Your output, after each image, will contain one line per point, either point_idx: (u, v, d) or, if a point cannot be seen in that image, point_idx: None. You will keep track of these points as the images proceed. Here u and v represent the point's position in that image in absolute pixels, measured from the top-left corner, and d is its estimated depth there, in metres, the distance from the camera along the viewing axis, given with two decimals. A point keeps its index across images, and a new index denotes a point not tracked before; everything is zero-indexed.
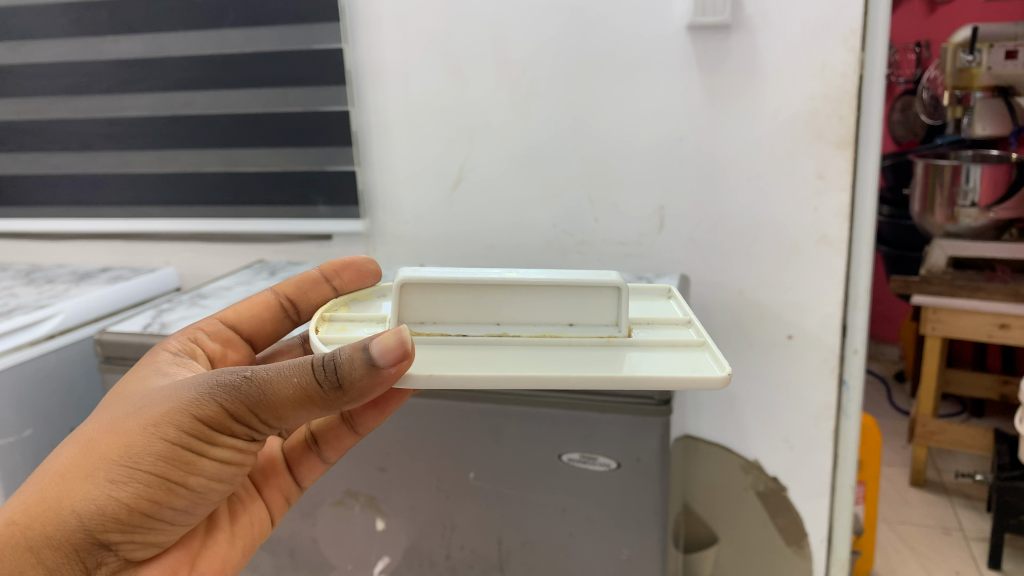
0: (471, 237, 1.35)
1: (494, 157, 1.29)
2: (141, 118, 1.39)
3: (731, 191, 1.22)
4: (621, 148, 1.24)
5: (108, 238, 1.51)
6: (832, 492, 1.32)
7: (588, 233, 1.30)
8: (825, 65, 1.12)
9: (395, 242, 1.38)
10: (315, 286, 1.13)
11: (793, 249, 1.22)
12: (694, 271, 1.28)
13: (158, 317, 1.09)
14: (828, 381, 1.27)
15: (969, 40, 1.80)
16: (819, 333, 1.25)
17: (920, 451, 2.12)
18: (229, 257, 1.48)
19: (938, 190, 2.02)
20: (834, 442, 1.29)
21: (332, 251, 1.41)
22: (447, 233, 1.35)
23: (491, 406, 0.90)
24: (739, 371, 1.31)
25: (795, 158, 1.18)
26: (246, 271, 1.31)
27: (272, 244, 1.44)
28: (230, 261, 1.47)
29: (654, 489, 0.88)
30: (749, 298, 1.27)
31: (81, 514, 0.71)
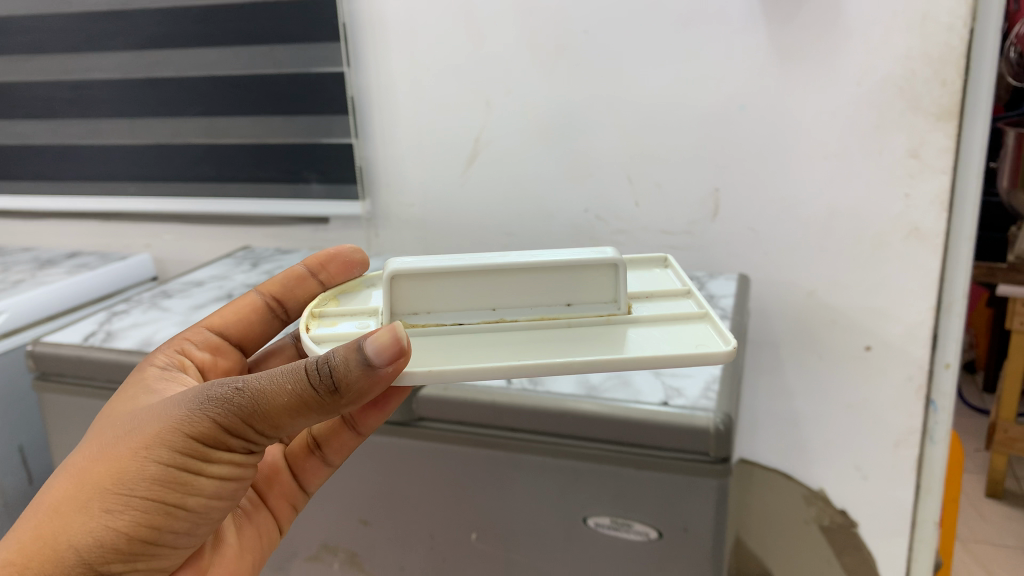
0: (488, 224, 1.15)
1: (516, 128, 1.08)
2: (110, 82, 1.20)
3: (802, 172, 1.00)
4: (669, 120, 1.03)
5: (83, 217, 1.35)
6: (913, 529, 1.11)
7: (628, 220, 1.09)
8: (927, 16, 0.89)
9: (400, 226, 1.19)
10: (301, 281, 0.93)
11: (876, 243, 1.00)
12: (754, 268, 1.07)
13: (105, 324, 0.90)
14: (912, 401, 1.05)
15: None
16: (906, 344, 1.03)
17: (998, 459, 1.89)
18: (216, 241, 1.30)
19: None
20: (918, 472, 1.08)
21: (329, 236, 1.23)
22: (461, 218, 1.16)
23: (497, 454, 0.71)
24: (803, 385, 1.10)
25: (883, 132, 0.95)
26: (228, 260, 1.13)
27: (263, 227, 1.26)
28: (217, 247, 1.30)
29: (704, 567, 0.68)
30: (820, 300, 1.06)
31: (74, 548, 0.59)
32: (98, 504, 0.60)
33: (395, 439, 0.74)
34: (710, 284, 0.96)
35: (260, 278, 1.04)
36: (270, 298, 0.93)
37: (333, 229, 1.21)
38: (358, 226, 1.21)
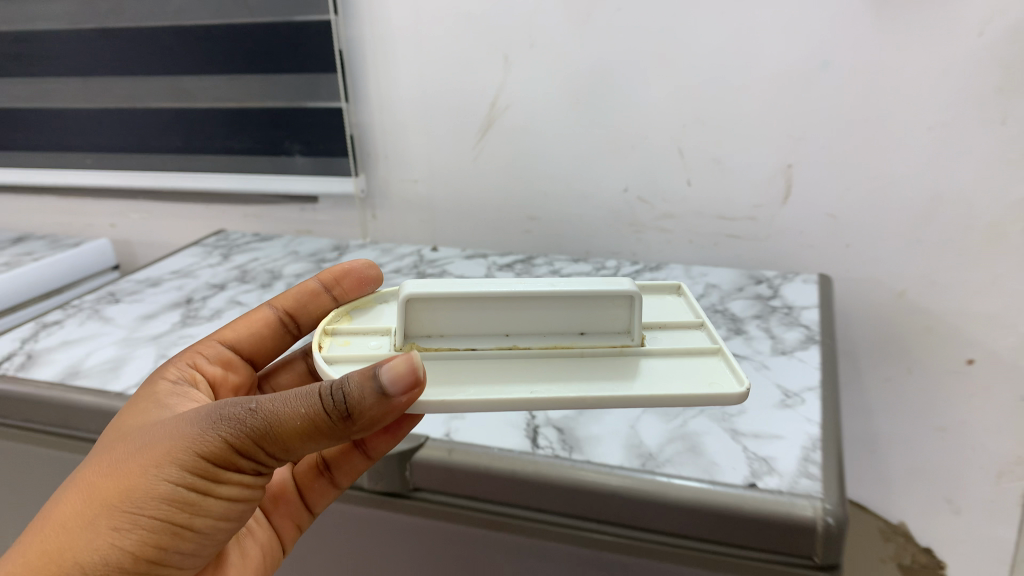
0: (509, 205, 0.96)
1: (541, 88, 0.88)
2: (53, 33, 1.00)
3: (902, 147, 0.79)
4: (733, 80, 0.81)
5: (39, 191, 1.17)
6: None
7: (678, 203, 0.90)
8: None
9: (404, 206, 1.00)
10: (313, 298, 0.71)
11: (990, 238, 0.78)
12: (834, 263, 0.88)
13: (30, 341, 0.72)
14: None
15: None
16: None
17: None
18: (193, 221, 1.12)
19: None
20: None
21: (320, 218, 1.05)
22: (475, 198, 0.97)
23: (519, 538, 0.53)
24: (886, 400, 0.92)
25: (1010, 98, 0.72)
26: (198, 248, 0.95)
27: (243, 206, 1.07)
28: (193, 227, 1.12)
29: None
30: (915, 304, 0.86)
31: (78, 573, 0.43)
32: (108, 519, 0.44)
33: (385, 511, 0.56)
34: (785, 289, 0.77)
35: (231, 275, 0.86)
36: (283, 315, 0.72)
37: (324, 209, 1.03)
38: (354, 207, 1.02)
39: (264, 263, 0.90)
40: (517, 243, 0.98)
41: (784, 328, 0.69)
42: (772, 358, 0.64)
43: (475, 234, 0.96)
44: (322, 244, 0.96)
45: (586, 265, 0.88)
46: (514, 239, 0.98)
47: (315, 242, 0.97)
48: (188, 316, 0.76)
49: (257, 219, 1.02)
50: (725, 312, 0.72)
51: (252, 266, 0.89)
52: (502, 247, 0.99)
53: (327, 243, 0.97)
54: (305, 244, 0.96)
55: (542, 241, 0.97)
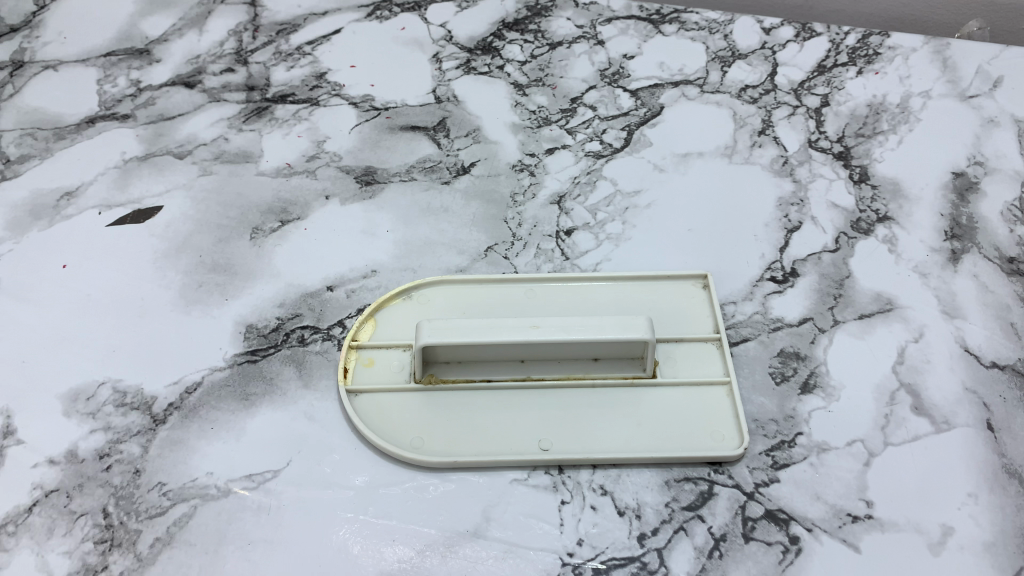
0: (493, 328, 1.03)
1: None
2: None
3: None
4: None
5: None
6: (739, 415, 1.02)
7: None
8: None
9: (350, 347, 1.10)
10: None
11: None
12: (946, 490, 0.97)
13: None
14: (739, 427, 1.01)
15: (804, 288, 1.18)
16: (960, 342, 1.12)
17: (914, 69, 1.52)
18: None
19: (873, 214, 1.28)
20: (737, 405, 1.02)
21: (209, 456, 1.01)
22: (432, 354, 1.05)
23: None
24: (692, 368, 1.07)
25: None
26: (20, 450, 1.02)
27: (24, 420, 1.05)
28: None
29: None
30: (913, 386, 1.07)
31: None
32: None
33: None
34: None
35: (99, 522, 0.96)
36: None
37: (175, 406, 1.06)
38: (174, 389, 1.08)
39: (167, 520, 0.96)
40: (493, 303, 1.16)
41: (904, 540, 0.93)
42: (911, 555, 0.92)
43: (436, 396, 1.04)
44: (296, 504, 0.97)
45: (594, 486, 0.98)
46: (478, 296, 1.17)
47: (272, 452, 1.01)
48: (67, 565, 0.93)
49: (120, 390, 1.08)
50: (727, 539, 0.94)
51: (117, 505, 0.97)
52: (462, 313, 1.15)
53: (288, 469, 1.00)
54: (236, 464, 1.00)
55: (526, 289, 1.18)
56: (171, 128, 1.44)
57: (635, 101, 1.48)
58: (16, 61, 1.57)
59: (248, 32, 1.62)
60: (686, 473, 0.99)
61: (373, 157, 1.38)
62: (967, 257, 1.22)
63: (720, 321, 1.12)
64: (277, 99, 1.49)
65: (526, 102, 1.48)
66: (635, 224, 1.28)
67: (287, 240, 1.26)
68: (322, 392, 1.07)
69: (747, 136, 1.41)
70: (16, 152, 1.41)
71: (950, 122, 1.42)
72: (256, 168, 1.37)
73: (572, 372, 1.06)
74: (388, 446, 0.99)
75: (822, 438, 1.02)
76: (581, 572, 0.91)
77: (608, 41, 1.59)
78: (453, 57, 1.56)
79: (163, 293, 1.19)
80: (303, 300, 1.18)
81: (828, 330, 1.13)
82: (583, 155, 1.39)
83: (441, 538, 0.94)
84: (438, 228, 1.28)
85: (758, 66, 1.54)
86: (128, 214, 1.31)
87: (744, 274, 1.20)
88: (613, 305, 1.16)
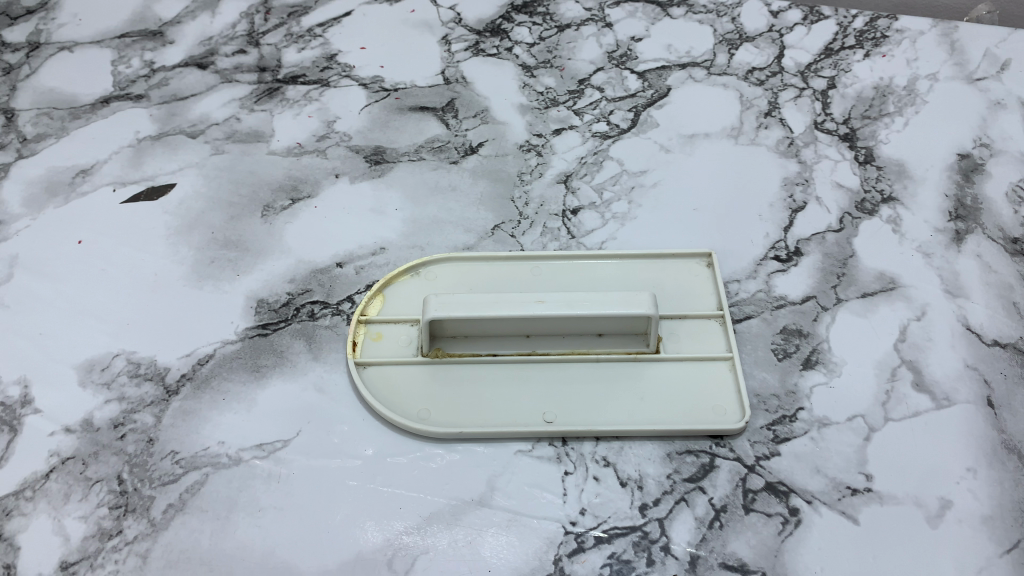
0: (499, 302, 1.03)
1: None
2: None
3: None
4: None
5: None
6: (740, 390, 1.02)
7: None
8: None
9: (359, 321, 1.11)
10: None
11: None
12: (945, 464, 0.97)
13: None
14: (740, 402, 1.01)
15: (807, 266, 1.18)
16: (962, 320, 1.11)
17: (923, 52, 1.51)
18: (11, 305, 1.17)
19: (878, 195, 1.28)
20: (738, 380, 1.03)
21: (221, 426, 1.02)
22: (439, 328, 1.05)
23: None
24: (695, 345, 1.07)
25: None
26: (37, 418, 1.03)
27: (42, 389, 1.06)
28: (9, 363, 1.10)
29: None
30: (915, 363, 1.06)
31: None
32: None
33: None
34: None
35: (114, 488, 0.97)
36: None
37: (187, 377, 1.07)
38: (187, 361, 1.09)
39: (180, 487, 0.97)
40: (499, 279, 1.16)
41: (903, 512, 0.93)
42: (909, 527, 0.92)
43: (442, 369, 1.05)
44: (303, 472, 0.98)
45: (597, 457, 0.98)
46: (484, 271, 1.17)
47: (282, 422, 1.02)
48: (82, 529, 0.94)
49: (133, 361, 1.09)
50: (728, 509, 0.94)
51: (131, 472, 0.98)
52: (469, 288, 1.15)
53: (299, 438, 1.01)
54: (246, 433, 1.01)
55: (532, 266, 1.18)
56: (184, 108, 1.45)
57: (642, 82, 1.47)
58: (32, 43, 1.58)
59: (259, 14, 1.63)
60: (688, 446, 0.99)
61: (383, 137, 1.39)
62: (970, 238, 1.21)
63: (723, 298, 1.12)
64: (288, 80, 1.50)
65: (534, 83, 1.48)
66: (641, 203, 1.28)
67: (297, 217, 1.27)
68: (334, 364, 1.08)
69: (753, 118, 1.41)
70: (33, 131, 1.43)
71: (955, 104, 1.41)
72: (267, 147, 1.38)
73: (576, 347, 1.06)
74: (395, 418, 0.99)
75: (824, 414, 1.02)
76: (583, 540, 0.92)
77: (616, 24, 1.59)
78: (463, 39, 1.56)
79: (176, 269, 1.20)
80: (313, 276, 1.19)
81: (832, 308, 1.13)
82: (590, 135, 1.39)
83: (446, 507, 0.94)
84: (445, 207, 1.28)
85: (765, 48, 1.53)
86: (143, 191, 1.32)
87: (749, 253, 1.20)
88: (617, 281, 1.16)
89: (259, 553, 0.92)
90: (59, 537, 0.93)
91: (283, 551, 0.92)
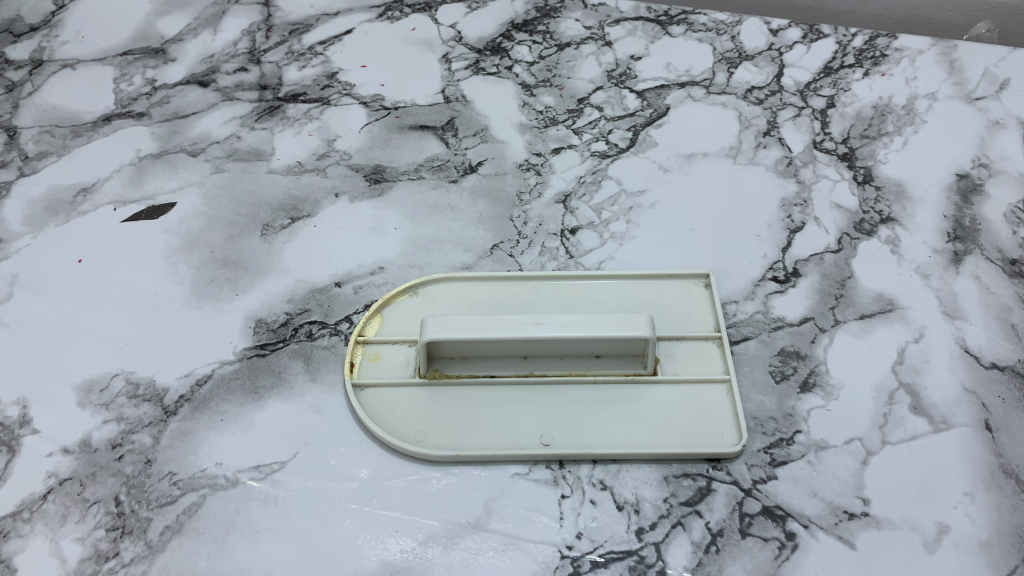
0: (495, 324, 1.03)
1: None
2: None
3: None
4: None
5: None
6: (738, 413, 1.02)
7: None
8: None
9: (357, 342, 1.11)
10: None
11: None
12: (942, 489, 0.96)
13: None
14: (738, 424, 1.01)
15: (806, 288, 1.18)
16: (960, 342, 1.11)
17: (922, 71, 1.51)
18: (11, 323, 1.17)
19: (876, 215, 1.28)
20: (737, 402, 1.02)
21: (219, 447, 1.02)
22: (437, 350, 1.05)
23: None
24: (693, 368, 1.07)
25: None
26: (35, 439, 1.03)
27: (40, 410, 1.06)
28: (8, 383, 1.10)
29: None
30: (913, 386, 1.06)
31: None
32: None
33: None
34: None
35: (111, 510, 0.97)
36: None
37: (186, 398, 1.07)
38: (186, 381, 1.09)
39: (176, 509, 0.97)
40: (497, 299, 1.16)
41: (900, 537, 0.93)
42: (906, 552, 0.91)
43: (439, 391, 1.05)
44: (300, 494, 0.98)
45: (594, 481, 0.98)
46: (482, 292, 1.17)
47: (280, 443, 1.02)
48: (79, 551, 0.94)
49: (132, 381, 1.09)
50: (725, 533, 0.94)
51: (128, 494, 0.98)
52: (467, 309, 1.15)
53: (295, 461, 1.01)
54: (244, 455, 1.01)
55: (530, 287, 1.18)
56: (185, 126, 1.46)
57: (641, 101, 1.47)
58: (35, 61, 1.59)
59: (261, 32, 1.64)
60: (685, 469, 0.99)
61: (383, 156, 1.39)
62: (970, 259, 1.21)
63: (722, 320, 1.12)
64: (289, 98, 1.50)
65: (534, 102, 1.48)
66: (640, 222, 1.28)
67: (296, 237, 1.27)
68: (331, 385, 1.08)
69: (752, 138, 1.41)
70: (35, 149, 1.43)
71: (956, 124, 1.41)
72: (268, 165, 1.38)
73: (574, 369, 1.06)
74: (392, 440, 0.99)
75: (821, 437, 1.01)
76: (579, 564, 0.91)
77: (615, 42, 1.59)
78: (463, 58, 1.56)
79: (176, 288, 1.21)
80: (312, 296, 1.19)
81: (829, 330, 1.13)
82: (589, 154, 1.39)
83: (442, 530, 0.94)
84: (445, 226, 1.28)
85: (764, 67, 1.53)
86: (143, 209, 1.32)
87: (747, 274, 1.20)
88: (615, 302, 1.16)
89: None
90: (55, 559, 0.93)
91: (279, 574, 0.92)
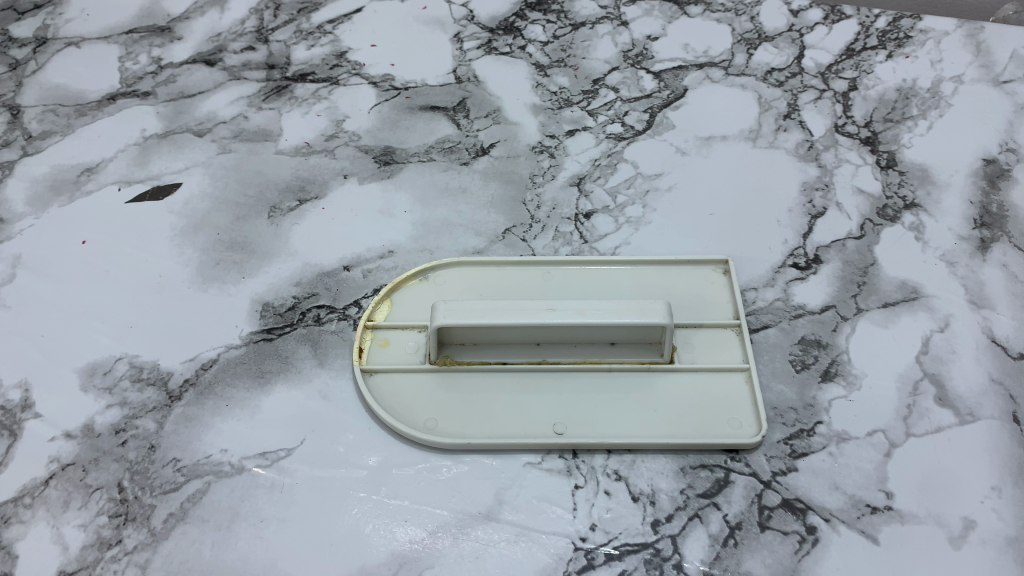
0: (506, 310, 1.03)
1: None
2: None
3: None
4: None
5: None
6: (756, 403, 1.01)
7: None
8: None
9: (366, 327, 1.10)
10: None
11: None
12: (969, 482, 0.95)
13: None
14: (756, 413, 1.00)
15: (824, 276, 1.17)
16: (987, 332, 1.10)
17: (948, 53, 1.49)
18: (14, 305, 1.17)
19: (899, 201, 1.26)
20: (755, 391, 1.02)
21: (225, 433, 1.02)
22: (447, 335, 1.05)
23: None
24: (710, 356, 1.06)
25: None
26: (37, 423, 1.04)
27: (42, 393, 1.07)
28: (11, 365, 1.10)
29: None
30: (937, 377, 1.05)
31: None
32: None
33: None
34: None
35: (114, 497, 0.97)
36: None
37: (191, 383, 1.07)
38: (191, 365, 1.09)
39: (180, 497, 0.97)
40: (510, 284, 1.16)
41: (924, 532, 0.92)
42: (930, 547, 0.91)
43: (451, 377, 1.05)
44: (308, 482, 0.97)
45: (608, 471, 0.98)
46: (494, 277, 1.17)
47: (287, 430, 1.02)
48: (81, 538, 0.94)
49: (137, 365, 1.09)
50: (743, 527, 0.93)
51: (131, 480, 0.98)
52: (478, 294, 1.15)
53: (302, 448, 1.00)
54: (250, 441, 1.01)
55: (543, 272, 1.17)
56: (192, 106, 1.45)
57: (658, 83, 1.46)
58: (39, 39, 1.58)
59: (269, 10, 1.63)
60: (702, 460, 0.99)
61: (393, 137, 1.38)
62: (997, 247, 1.20)
63: (739, 308, 1.11)
64: (297, 78, 1.49)
65: (547, 83, 1.47)
66: (655, 207, 1.27)
67: (304, 219, 1.27)
68: (343, 370, 1.08)
69: (772, 120, 1.39)
70: (38, 128, 1.43)
71: (982, 106, 1.40)
72: (275, 146, 1.38)
73: (588, 356, 1.06)
74: (402, 427, 0.99)
75: (843, 428, 1.01)
76: (593, 556, 0.91)
77: (631, 22, 1.57)
78: (475, 37, 1.55)
79: (180, 271, 1.20)
80: (320, 279, 1.18)
81: (851, 318, 1.12)
82: (604, 137, 1.38)
83: (453, 520, 0.94)
84: (456, 209, 1.27)
85: (784, 48, 1.51)
86: (147, 190, 1.32)
87: (765, 260, 1.19)
88: (629, 289, 1.15)
89: (262, 565, 0.91)
90: (58, 545, 0.93)
91: (287, 563, 0.91)
